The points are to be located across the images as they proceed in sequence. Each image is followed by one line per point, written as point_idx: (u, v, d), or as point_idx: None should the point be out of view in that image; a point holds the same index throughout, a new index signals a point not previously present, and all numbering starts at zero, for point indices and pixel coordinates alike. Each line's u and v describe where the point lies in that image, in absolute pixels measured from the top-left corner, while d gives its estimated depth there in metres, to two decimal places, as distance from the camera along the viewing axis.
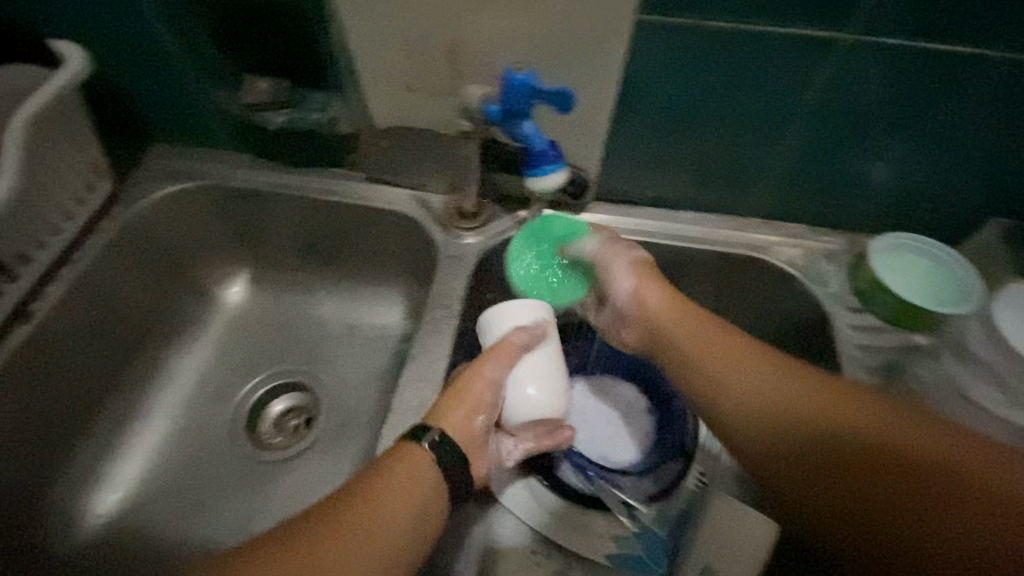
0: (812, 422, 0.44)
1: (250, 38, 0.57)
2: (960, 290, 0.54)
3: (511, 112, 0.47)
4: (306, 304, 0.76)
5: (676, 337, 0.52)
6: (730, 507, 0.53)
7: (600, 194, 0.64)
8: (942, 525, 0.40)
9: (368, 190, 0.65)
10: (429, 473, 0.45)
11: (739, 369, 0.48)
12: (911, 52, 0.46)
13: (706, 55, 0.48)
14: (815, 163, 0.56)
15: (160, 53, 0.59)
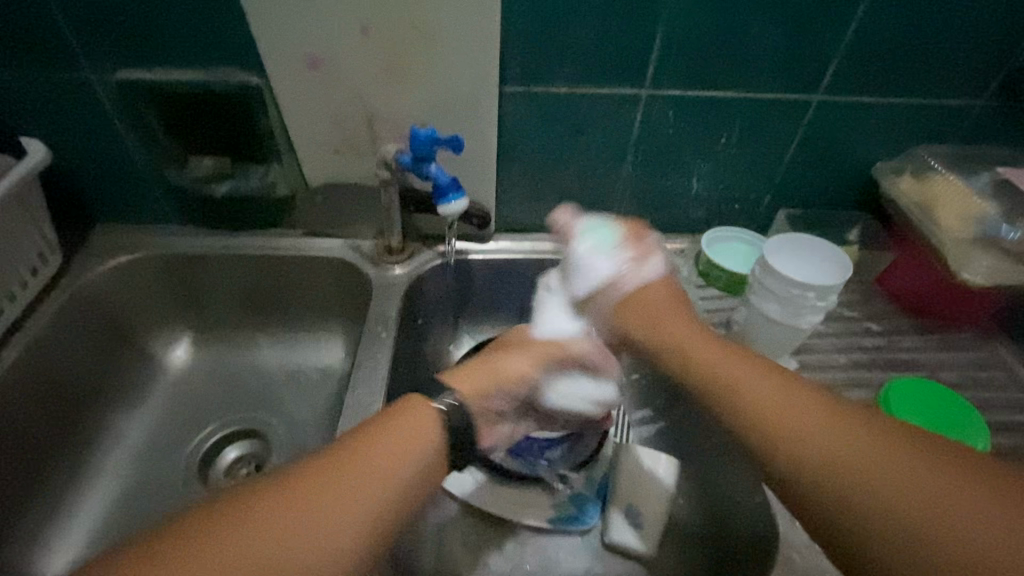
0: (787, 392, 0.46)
1: (199, 127, 0.70)
2: None
3: (419, 158, 0.63)
4: (250, 355, 0.83)
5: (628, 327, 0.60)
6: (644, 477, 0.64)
7: (502, 226, 0.80)
8: (908, 478, 0.37)
9: (305, 242, 0.78)
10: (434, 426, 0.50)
11: (714, 367, 0.51)
12: (698, 100, 0.67)
13: (557, 112, 0.67)
14: (653, 186, 0.76)
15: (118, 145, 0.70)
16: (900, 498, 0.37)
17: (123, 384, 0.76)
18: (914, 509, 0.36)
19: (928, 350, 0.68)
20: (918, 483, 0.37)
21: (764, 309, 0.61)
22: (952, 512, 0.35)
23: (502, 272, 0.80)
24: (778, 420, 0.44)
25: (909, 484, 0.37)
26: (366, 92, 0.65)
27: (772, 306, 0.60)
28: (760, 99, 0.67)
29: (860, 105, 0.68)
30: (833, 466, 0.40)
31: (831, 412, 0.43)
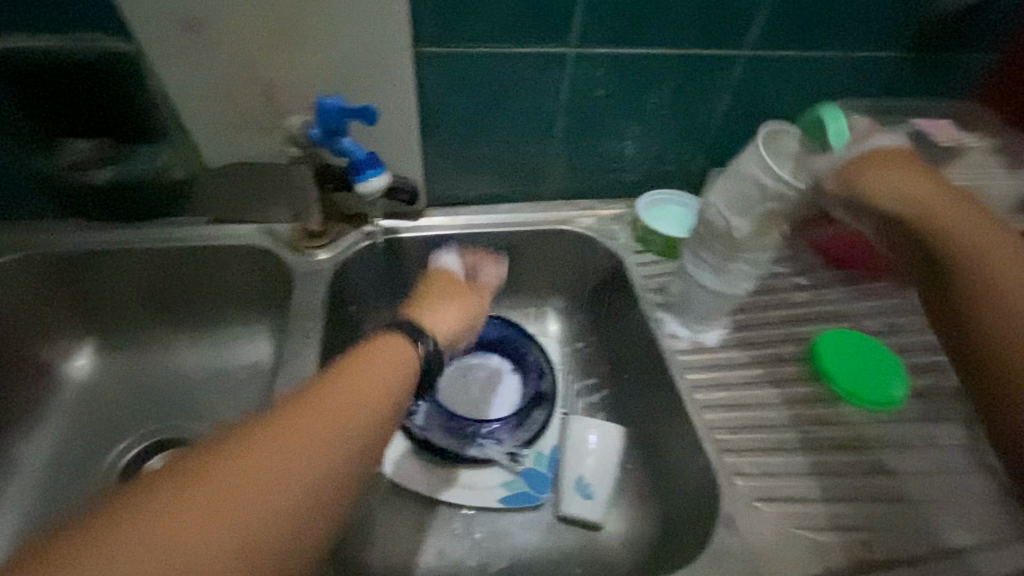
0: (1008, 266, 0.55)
1: (66, 104, 0.60)
2: None
3: (331, 131, 0.56)
4: (168, 356, 0.76)
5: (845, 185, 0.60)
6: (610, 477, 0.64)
7: (433, 201, 0.75)
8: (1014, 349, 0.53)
9: (214, 229, 0.70)
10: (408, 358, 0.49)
11: (949, 236, 0.58)
12: (628, 58, 0.64)
13: (481, 74, 0.63)
14: (587, 150, 0.73)
15: None
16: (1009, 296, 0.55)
17: (14, 404, 0.68)
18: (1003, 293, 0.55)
19: (853, 301, 0.71)
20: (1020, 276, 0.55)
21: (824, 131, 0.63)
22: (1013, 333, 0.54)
23: (437, 249, 0.76)
24: (999, 303, 0.55)
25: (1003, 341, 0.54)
26: (261, 55, 0.57)
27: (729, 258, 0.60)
28: (690, 55, 0.65)
29: (785, 59, 0.67)
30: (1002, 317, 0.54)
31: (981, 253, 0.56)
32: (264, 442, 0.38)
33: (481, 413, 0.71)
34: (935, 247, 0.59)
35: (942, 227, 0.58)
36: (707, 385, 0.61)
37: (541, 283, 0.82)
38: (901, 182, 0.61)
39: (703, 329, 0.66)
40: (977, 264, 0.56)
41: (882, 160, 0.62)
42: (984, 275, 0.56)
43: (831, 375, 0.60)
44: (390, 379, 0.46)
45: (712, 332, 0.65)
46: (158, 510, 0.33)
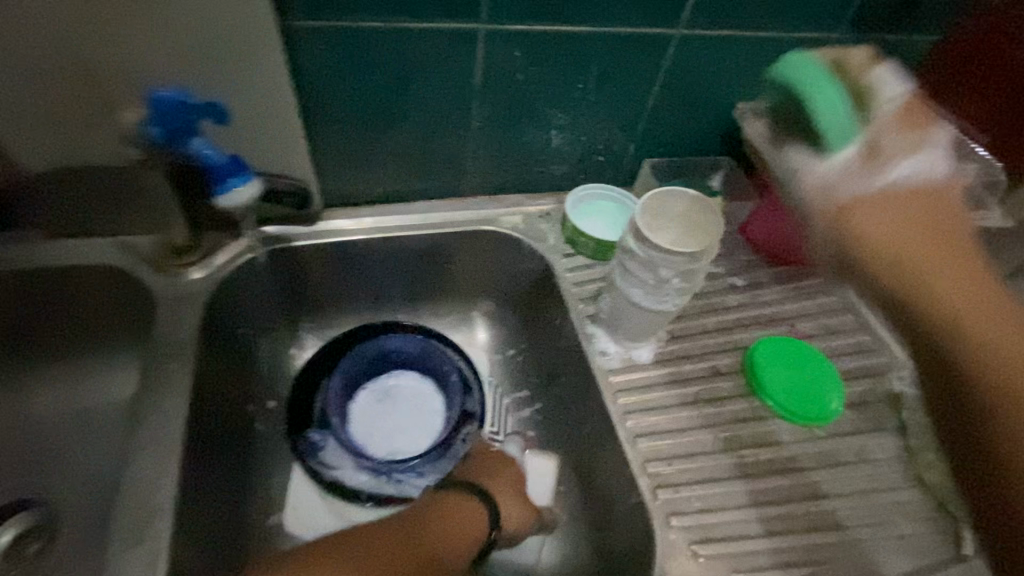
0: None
1: None
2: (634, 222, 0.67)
3: (171, 131, 0.44)
4: (11, 401, 0.62)
5: (871, 217, 0.42)
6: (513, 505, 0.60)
7: (332, 201, 0.65)
8: None
9: (52, 249, 0.57)
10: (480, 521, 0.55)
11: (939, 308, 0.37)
12: (544, 37, 0.55)
13: (369, 53, 0.52)
14: (506, 142, 0.64)
15: None
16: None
17: None
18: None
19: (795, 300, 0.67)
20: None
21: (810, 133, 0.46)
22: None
23: (339, 258, 0.66)
24: (988, 355, 0.36)
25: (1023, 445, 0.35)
26: (70, 30, 0.44)
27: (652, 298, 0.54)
28: (617, 34, 0.57)
29: (719, 39, 0.60)
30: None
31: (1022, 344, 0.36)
32: (365, 557, 0.49)
33: (397, 450, 0.63)
34: (926, 313, 0.38)
35: (957, 319, 0.37)
36: (638, 409, 0.57)
37: (466, 288, 0.74)
38: (880, 237, 0.41)
39: (634, 344, 0.60)
40: (983, 346, 0.36)
41: (899, 201, 0.42)
42: (1007, 356, 0.35)
43: (767, 390, 0.57)
44: (464, 539, 0.54)
45: (644, 347, 0.60)
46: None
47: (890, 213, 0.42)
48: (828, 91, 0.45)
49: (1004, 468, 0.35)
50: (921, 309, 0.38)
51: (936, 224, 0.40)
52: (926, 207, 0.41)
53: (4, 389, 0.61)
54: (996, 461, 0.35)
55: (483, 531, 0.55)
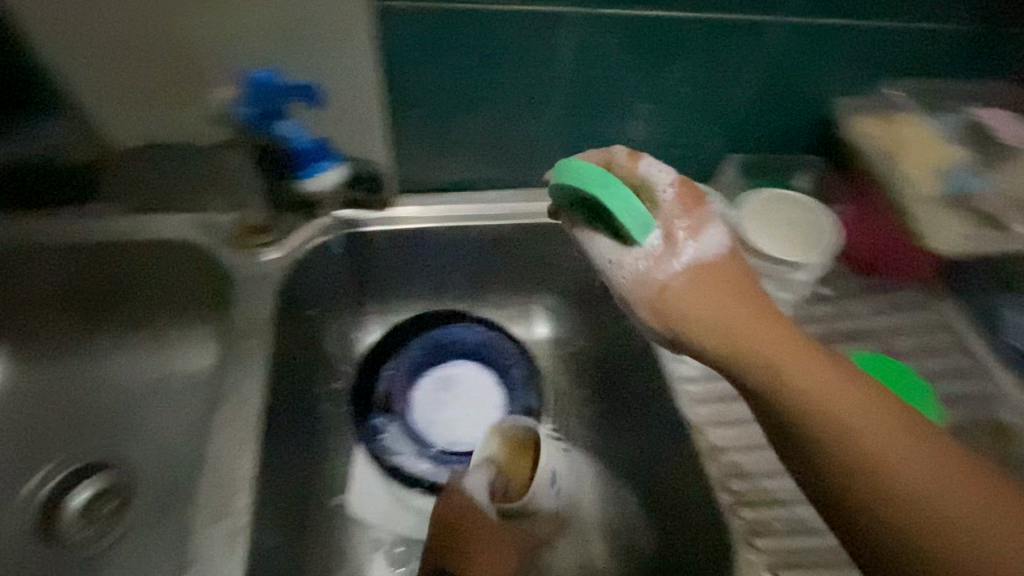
0: (945, 467, 0.31)
1: None
2: None
3: (265, 113, 0.49)
4: (94, 365, 0.65)
5: (697, 303, 0.39)
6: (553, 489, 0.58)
7: (405, 187, 0.64)
8: None
9: (134, 221, 0.58)
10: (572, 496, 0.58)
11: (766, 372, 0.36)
12: (637, 21, 0.52)
13: (459, 35, 0.51)
14: (585, 132, 0.62)
15: None
16: (973, 533, 0.29)
17: None
18: (965, 538, 0.29)
19: (882, 315, 0.63)
20: (995, 516, 0.30)
21: (608, 222, 0.43)
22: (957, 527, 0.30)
23: (408, 245, 0.65)
24: (849, 450, 0.32)
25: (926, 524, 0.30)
26: (176, 8, 0.46)
27: (780, 288, 0.59)
28: (717, 20, 0.53)
29: (822, 29, 0.56)
30: (903, 476, 0.31)
31: (859, 438, 0.33)
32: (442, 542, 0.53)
33: (455, 440, 0.63)
34: (819, 464, 0.33)
35: (876, 461, 0.32)
36: (713, 422, 0.56)
37: (531, 281, 0.72)
38: (696, 312, 0.39)
39: None
40: (843, 428, 0.33)
41: (704, 275, 0.40)
42: (893, 485, 0.31)
43: None
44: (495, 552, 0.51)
45: None
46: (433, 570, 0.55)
47: (703, 290, 0.39)
48: (619, 187, 0.41)
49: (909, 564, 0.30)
50: (790, 434, 0.35)
51: (755, 299, 0.39)
52: (729, 282, 0.39)
53: (89, 352, 0.64)
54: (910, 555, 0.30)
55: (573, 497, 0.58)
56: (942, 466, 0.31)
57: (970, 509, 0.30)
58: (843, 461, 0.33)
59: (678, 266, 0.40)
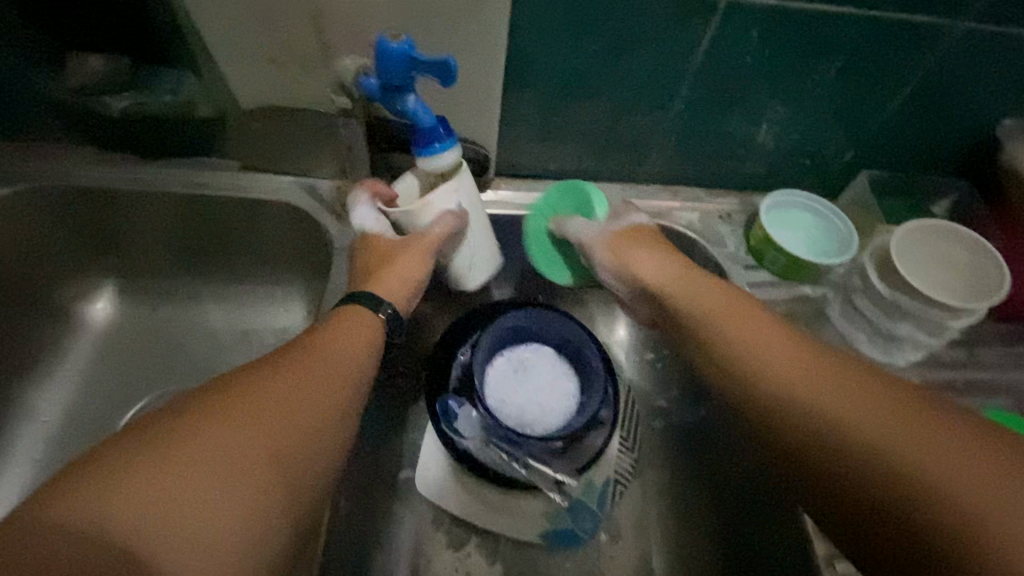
0: (856, 400, 0.38)
1: (77, 14, 0.50)
2: (834, 240, 0.58)
3: (391, 86, 0.43)
4: (192, 311, 0.68)
5: (639, 257, 0.55)
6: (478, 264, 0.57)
7: (504, 171, 0.62)
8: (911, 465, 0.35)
9: (245, 179, 0.59)
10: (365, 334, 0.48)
11: (715, 339, 0.47)
12: (793, 15, 0.47)
13: (593, 21, 0.47)
14: (705, 132, 0.57)
15: None
16: (852, 430, 0.37)
17: (31, 347, 0.62)
18: (846, 430, 0.38)
19: (1015, 368, 0.57)
20: (912, 430, 0.36)
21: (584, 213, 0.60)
22: (869, 430, 0.37)
23: (501, 231, 0.63)
24: (798, 402, 0.40)
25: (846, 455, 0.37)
26: None
27: (927, 335, 0.53)
28: (880, 20, 0.47)
29: (1011, 40, 0.48)
30: (821, 409, 0.39)
31: (796, 384, 0.41)
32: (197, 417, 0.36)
33: (528, 424, 0.59)
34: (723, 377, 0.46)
35: (791, 398, 0.41)
36: None
37: None
38: (650, 274, 0.54)
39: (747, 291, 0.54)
40: (764, 376, 0.43)
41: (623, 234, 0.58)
42: (810, 411, 0.40)
43: None
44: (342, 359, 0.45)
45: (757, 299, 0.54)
46: (204, 426, 0.36)
47: (652, 253, 0.55)
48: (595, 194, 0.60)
49: (814, 469, 0.39)
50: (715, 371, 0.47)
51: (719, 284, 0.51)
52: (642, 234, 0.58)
53: (187, 296, 0.67)
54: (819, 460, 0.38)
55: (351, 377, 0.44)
56: (855, 400, 0.39)
57: (872, 414, 0.37)
58: (774, 404, 0.42)
59: (598, 232, 0.58)
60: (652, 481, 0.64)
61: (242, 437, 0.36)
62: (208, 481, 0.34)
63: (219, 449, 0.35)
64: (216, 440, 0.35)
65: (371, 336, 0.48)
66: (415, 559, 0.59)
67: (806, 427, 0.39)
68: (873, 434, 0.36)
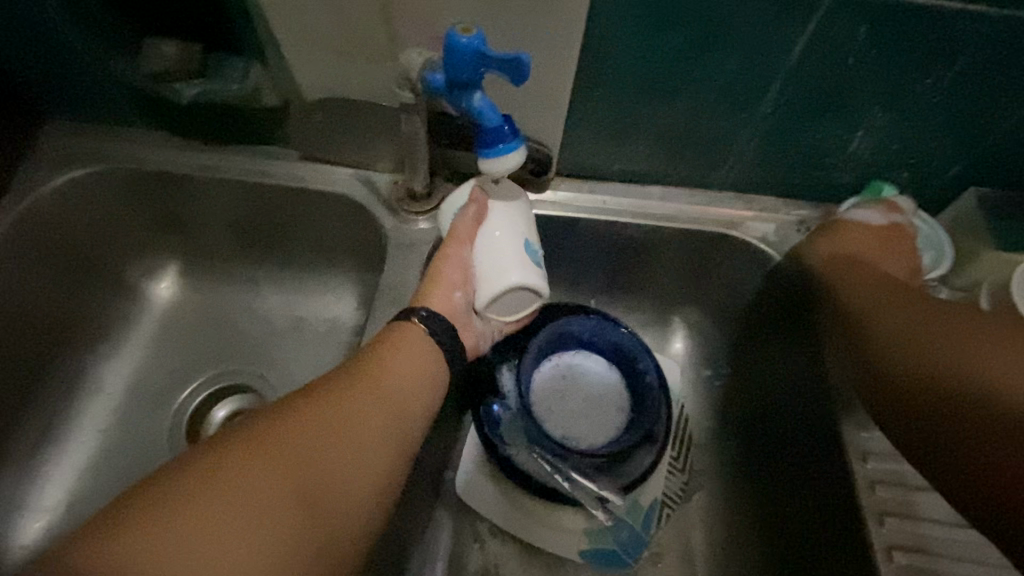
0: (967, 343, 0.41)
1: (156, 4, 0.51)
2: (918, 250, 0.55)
3: (457, 83, 0.41)
4: (249, 296, 0.69)
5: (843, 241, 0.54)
6: (511, 310, 0.49)
7: (567, 170, 0.59)
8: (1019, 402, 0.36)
9: (305, 169, 0.59)
10: (424, 355, 0.47)
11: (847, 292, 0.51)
12: (900, 8, 0.42)
13: (676, 16, 0.44)
14: (790, 137, 0.53)
15: (49, 27, 0.52)
16: (950, 364, 0.40)
17: (100, 322, 0.65)
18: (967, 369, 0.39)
19: None
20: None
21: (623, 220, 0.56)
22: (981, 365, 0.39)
23: (557, 234, 0.60)
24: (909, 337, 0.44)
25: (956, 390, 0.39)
26: None
27: None
28: (1009, 17, 0.42)
29: None
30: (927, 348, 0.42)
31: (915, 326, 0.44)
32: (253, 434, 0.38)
33: (572, 437, 0.56)
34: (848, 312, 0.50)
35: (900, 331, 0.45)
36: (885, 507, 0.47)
37: (679, 291, 0.64)
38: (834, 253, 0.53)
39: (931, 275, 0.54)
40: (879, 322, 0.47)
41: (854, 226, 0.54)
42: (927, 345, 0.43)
43: None
44: (400, 384, 0.45)
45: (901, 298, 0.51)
46: (258, 442, 0.37)
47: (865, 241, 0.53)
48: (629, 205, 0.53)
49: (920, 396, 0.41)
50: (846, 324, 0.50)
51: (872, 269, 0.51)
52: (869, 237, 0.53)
53: (245, 280, 0.68)
54: (922, 390, 0.41)
55: (413, 410, 0.45)
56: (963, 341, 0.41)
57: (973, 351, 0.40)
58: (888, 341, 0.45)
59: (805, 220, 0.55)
60: (702, 506, 0.60)
61: (293, 454, 0.37)
62: (254, 496, 0.35)
63: (256, 494, 0.35)
64: (253, 482, 0.35)
65: (428, 363, 0.47)
66: (452, 559, 0.58)
67: (924, 370, 0.42)
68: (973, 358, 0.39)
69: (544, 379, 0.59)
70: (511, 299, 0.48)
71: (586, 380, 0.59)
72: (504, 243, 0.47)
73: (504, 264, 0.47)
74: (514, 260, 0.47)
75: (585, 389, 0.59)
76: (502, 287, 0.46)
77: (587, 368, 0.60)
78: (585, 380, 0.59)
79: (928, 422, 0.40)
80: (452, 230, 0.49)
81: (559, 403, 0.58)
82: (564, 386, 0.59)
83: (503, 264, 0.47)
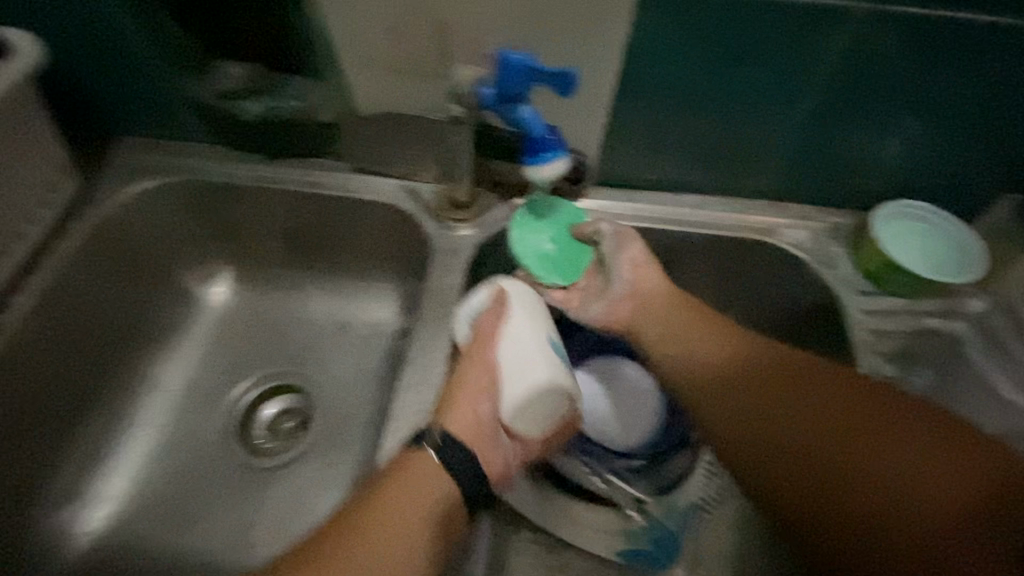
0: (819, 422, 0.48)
1: (229, 29, 0.56)
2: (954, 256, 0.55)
3: (507, 96, 0.44)
4: (296, 301, 0.72)
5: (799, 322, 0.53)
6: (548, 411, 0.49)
7: (603, 180, 0.62)
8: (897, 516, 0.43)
9: (355, 179, 0.63)
10: (431, 493, 0.46)
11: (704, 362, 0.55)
12: (930, 19, 0.44)
13: (713, 31, 0.46)
14: (823, 146, 0.54)
15: (133, 51, 0.58)
16: (800, 450, 0.48)
17: (160, 324, 0.69)
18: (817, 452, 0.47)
19: None
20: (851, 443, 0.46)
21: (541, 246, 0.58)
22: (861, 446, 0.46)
23: None
24: (788, 427, 0.49)
25: (833, 489, 0.46)
26: None
27: None
28: None
29: None
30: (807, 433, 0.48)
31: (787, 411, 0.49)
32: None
33: (610, 439, 0.58)
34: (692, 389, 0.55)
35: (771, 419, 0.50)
36: None
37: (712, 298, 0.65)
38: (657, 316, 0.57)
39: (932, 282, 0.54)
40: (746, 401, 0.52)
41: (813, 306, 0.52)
42: (797, 433, 0.48)
43: None
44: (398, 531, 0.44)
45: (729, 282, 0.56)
46: None
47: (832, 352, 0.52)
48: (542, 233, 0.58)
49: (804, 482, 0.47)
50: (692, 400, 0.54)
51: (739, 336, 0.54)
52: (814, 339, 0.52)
53: (293, 287, 0.72)
54: (822, 477, 0.46)
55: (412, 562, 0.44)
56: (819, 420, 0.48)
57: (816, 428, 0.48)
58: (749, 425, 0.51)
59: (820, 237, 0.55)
60: (739, 512, 0.60)
61: None
62: None
63: None
64: None
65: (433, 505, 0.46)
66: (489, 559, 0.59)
67: (811, 453, 0.48)
68: (845, 437, 0.47)
69: (580, 384, 0.60)
70: (541, 401, 0.48)
71: (617, 385, 0.60)
72: (531, 342, 0.50)
73: (534, 362, 0.49)
74: (540, 359, 0.49)
75: (615, 394, 0.60)
76: (533, 386, 0.48)
77: (618, 375, 0.61)
78: (617, 387, 0.60)
79: (818, 509, 0.46)
80: (478, 333, 0.51)
81: (594, 406, 0.59)
82: (597, 390, 0.60)
83: (532, 362, 0.49)
